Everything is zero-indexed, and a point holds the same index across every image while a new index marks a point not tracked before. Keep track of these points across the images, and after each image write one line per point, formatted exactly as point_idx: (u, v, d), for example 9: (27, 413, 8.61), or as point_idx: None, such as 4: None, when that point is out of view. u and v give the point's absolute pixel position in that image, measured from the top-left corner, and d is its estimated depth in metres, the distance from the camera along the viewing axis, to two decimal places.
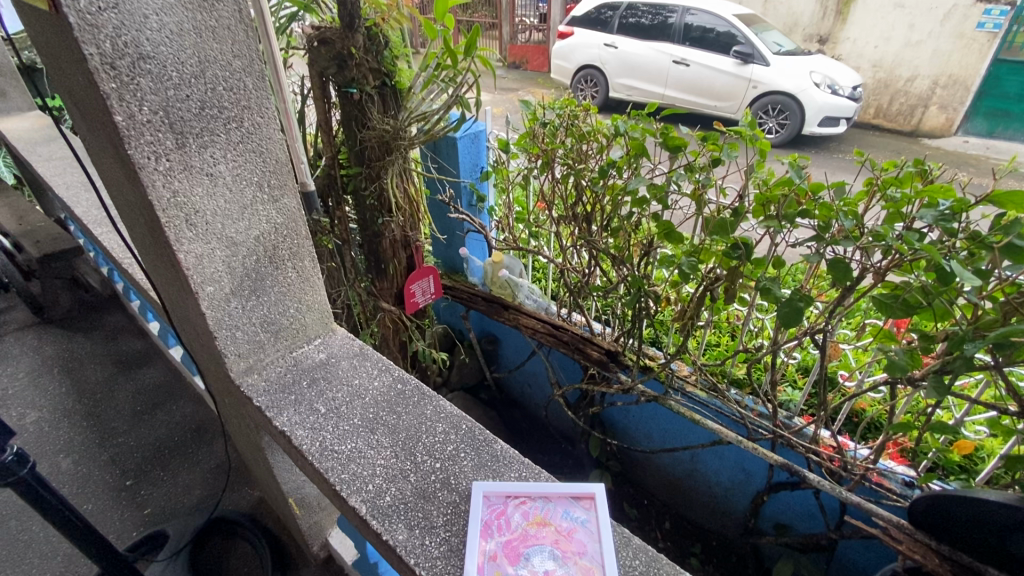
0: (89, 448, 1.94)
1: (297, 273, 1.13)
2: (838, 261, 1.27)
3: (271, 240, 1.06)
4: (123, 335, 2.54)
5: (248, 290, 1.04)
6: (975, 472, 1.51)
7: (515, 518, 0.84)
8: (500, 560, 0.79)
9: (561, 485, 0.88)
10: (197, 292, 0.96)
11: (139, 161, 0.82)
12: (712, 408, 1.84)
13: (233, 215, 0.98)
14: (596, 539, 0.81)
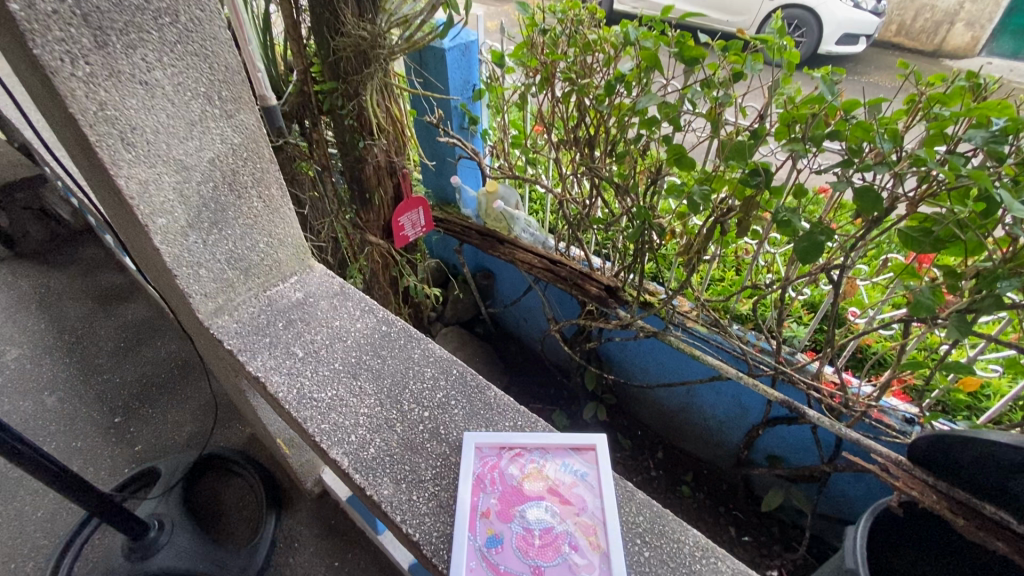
0: (74, 385, 1.89)
1: (263, 202, 1.00)
2: (867, 190, 1.14)
3: (229, 163, 0.93)
4: (101, 269, 2.43)
5: (208, 223, 0.92)
6: (979, 411, 1.50)
7: (510, 473, 0.81)
8: (494, 514, 0.76)
9: (561, 436, 0.85)
10: (146, 225, 0.84)
11: (49, 63, 0.67)
12: (713, 344, 1.78)
13: (179, 133, 0.84)
14: (596, 493, 0.79)
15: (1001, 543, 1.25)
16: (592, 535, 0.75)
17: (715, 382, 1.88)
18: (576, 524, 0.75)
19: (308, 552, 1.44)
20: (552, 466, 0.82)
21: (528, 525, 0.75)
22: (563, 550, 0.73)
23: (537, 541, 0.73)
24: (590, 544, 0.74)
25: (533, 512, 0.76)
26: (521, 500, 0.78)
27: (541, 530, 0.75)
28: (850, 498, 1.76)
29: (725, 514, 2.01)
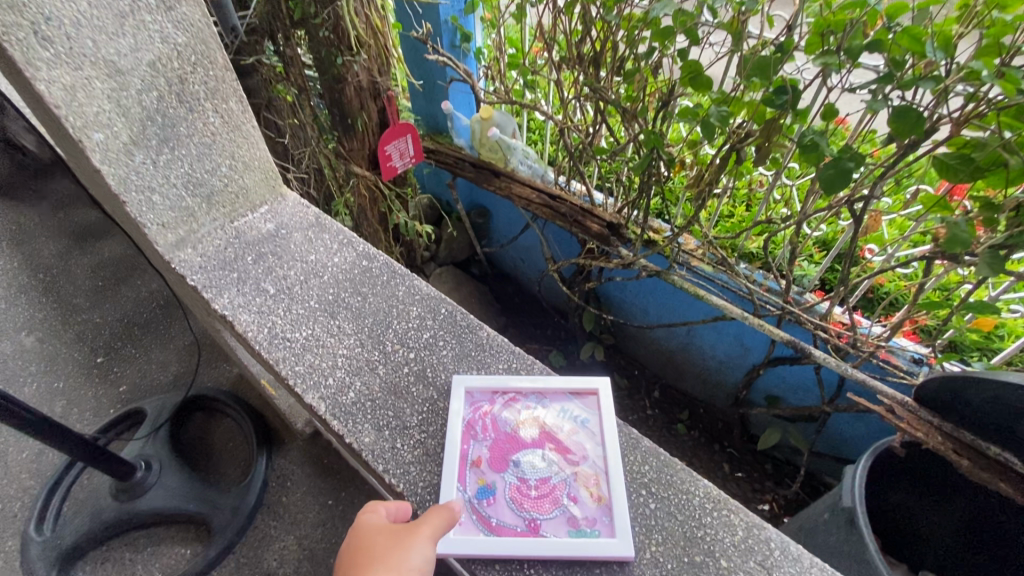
0: (53, 325, 1.82)
1: (220, 117, 0.98)
2: (907, 109, 1.01)
3: (172, 66, 0.88)
4: (74, 205, 2.29)
5: (156, 139, 0.90)
6: (992, 353, 1.45)
7: (504, 424, 0.86)
8: (489, 458, 0.82)
9: (565, 382, 0.91)
10: (81, 137, 0.79)
11: None
12: (718, 283, 1.70)
13: (108, 28, 0.79)
14: (598, 440, 0.84)
15: (1003, 484, 1.23)
16: (593, 482, 0.80)
17: (718, 322, 1.82)
18: (576, 471, 0.81)
19: (302, 491, 1.42)
20: (554, 412, 0.88)
21: (524, 471, 0.81)
22: (563, 499, 0.78)
23: (534, 487, 0.79)
24: (590, 491, 0.79)
25: (530, 458, 0.82)
26: (520, 445, 0.84)
27: (537, 475, 0.80)
28: (848, 437, 1.74)
29: (720, 451, 2.02)
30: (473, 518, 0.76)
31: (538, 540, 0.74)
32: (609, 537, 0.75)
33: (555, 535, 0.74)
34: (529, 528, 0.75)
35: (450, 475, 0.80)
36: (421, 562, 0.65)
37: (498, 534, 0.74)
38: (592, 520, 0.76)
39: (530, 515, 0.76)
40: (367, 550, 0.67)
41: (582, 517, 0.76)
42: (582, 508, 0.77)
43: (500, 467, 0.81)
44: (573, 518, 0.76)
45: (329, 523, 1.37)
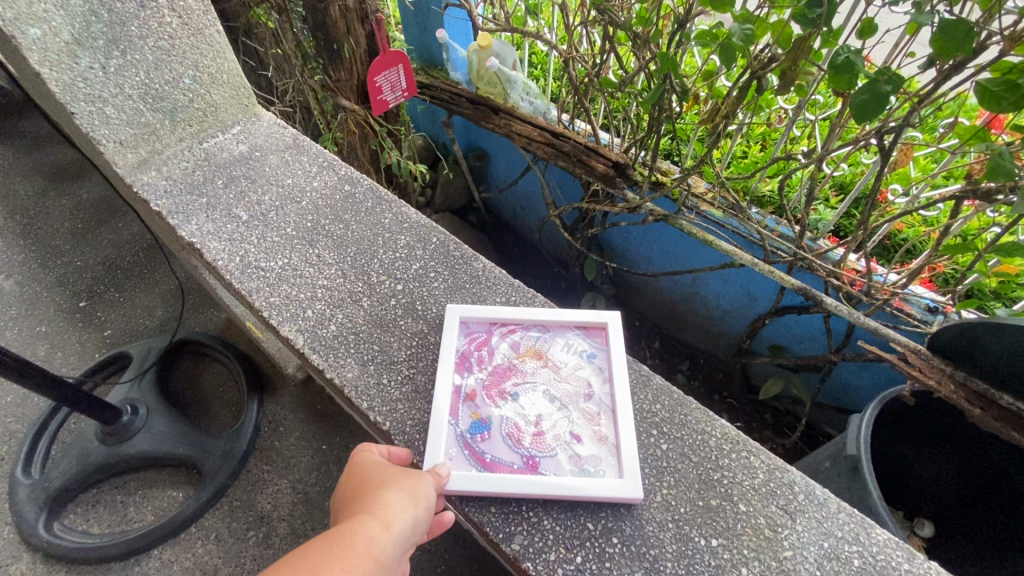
0: (32, 268, 1.74)
1: (179, 19, 0.95)
2: (958, 23, 0.90)
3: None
4: (48, 144, 2.17)
5: (106, 42, 0.88)
6: (1012, 301, 1.39)
7: (500, 358, 0.82)
8: (486, 390, 0.79)
9: (571, 316, 0.87)
10: (13, 33, 0.80)
11: None
12: (727, 229, 1.61)
13: None
14: (605, 377, 0.81)
15: (1015, 433, 1.18)
16: (598, 420, 0.77)
17: (725, 270, 1.75)
18: (579, 408, 0.78)
19: (295, 435, 1.39)
20: (558, 347, 0.85)
21: (524, 405, 0.78)
22: (565, 436, 0.75)
23: (534, 423, 0.76)
24: (596, 427, 0.77)
25: (531, 392, 0.79)
26: (520, 379, 0.81)
27: (538, 410, 0.77)
28: (852, 387, 1.71)
29: (719, 401, 1.99)
30: (466, 451, 0.73)
31: (538, 476, 0.71)
32: (614, 477, 0.72)
33: (554, 472, 0.72)
34: (528, 464, 0.72)
35: (444, 407, 0.77)
36: (429, 494, 0.65)
37: (493, 470, 0.71)
38: (595, 458, 0.74)
39: (529, 451, 0.73)
40: (375, 474, 0.66)
41: (584, 455, 0.74)
42: (585, 445, 0.75)
43: (499, 399, 0.78)
44: (575, 456, 0.73)
45: (323, 467, 1.35)
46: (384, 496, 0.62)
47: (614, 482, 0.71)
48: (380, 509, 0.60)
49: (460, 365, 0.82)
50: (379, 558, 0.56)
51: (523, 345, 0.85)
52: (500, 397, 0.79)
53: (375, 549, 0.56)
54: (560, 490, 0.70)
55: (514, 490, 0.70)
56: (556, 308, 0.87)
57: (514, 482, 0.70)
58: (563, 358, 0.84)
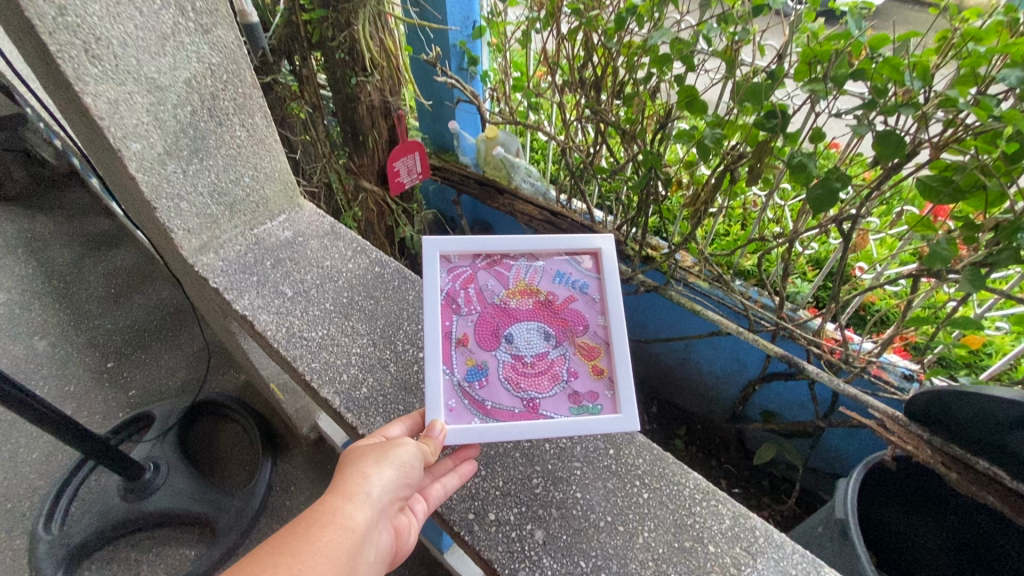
0: (66, 331, 1.86)
1: (246, 131, 1.11)
2: (890, 134, 1.07)
3: (206, 85, 1.01)
4: (88, 216, 2.34)
5: (187, 151, 1.02)
6: (980, 369, 1.49)
7: (490, 298, 0.84)
8: (478, 333, 0.82)
9: (561, 245, 0.87)
10: (121, 148, 0.91)
11: None
12: (714, 298, 1.75)
13: (151, 48, 0.91)
14: (598, 309, 0.84)
15: (992, 497, 1.25)
16: (593, 356, 0.83)
17: (715, 337, 1.87)
18: (574, 345, 0.83)
19: (306, 495, 1.45)
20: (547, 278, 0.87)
21: (518, 344, 0.82)
22: (560, 375, 0.81)
23: (530, 364, 0.82)
24: (589, 364, 0.82)
25: (522, 332, 0.83)
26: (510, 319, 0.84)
27: (534, 350, 0.82)
28: (842, 452, 1.78)
29: (717, 466, 2.02)
30: (467, 400, 0.79)
31: (539, 418, 0.77)
32: (610, 412, 0.79)
33: (555, 411, 0.78)
34: (528, 407, 0.78)
35: (439, 354, 0.79)
36: (401, 458, 0.72)
37: (497, 415, 0.77)
38: (594, 394, 0.80)
39: (528, 395, 0.79)
40: (349, 455, 0.74)
41: (580, 393, 0.80)
42: (580, 383, 0.81)
43: (492, 341, 0.82)
44: (574, 393, 0.80)
45: None
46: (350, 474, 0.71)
47: (611, 421, 0.77)
48: (347, 484, 0.68)
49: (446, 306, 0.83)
50: (345, 524, 0.64)
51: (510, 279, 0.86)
52: (493, 341, 0.82)
53: (342, 516, 0.65)
54: (559, 427, 0.76)
55: (516, 431, 0.76)
56: (545, 238, 0.85)
57: (516, 423, 0.77)
58: (553, 290, 0.86)
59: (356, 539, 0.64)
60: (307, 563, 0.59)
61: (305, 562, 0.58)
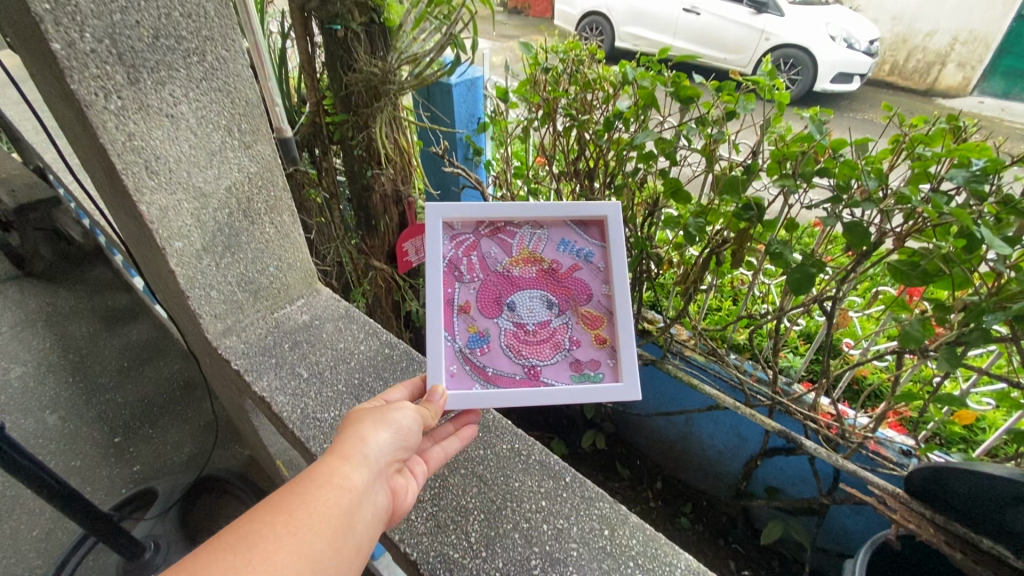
0: (76, 405, 1.90)
1: (274, 228, 1.26)
2: (855, 225, 1.18)
3: (244, 191, 1.17)
4: (108, 290, 2.44)
5: (221, 247, 1.15)
6: (975, 444, 1.50)
7: (494, 266, 0.93)
8: (481, 302, 0.92)
9: (568, 213, 0.93)
10: (165, 246, 1.03)
11: (86, 98, 0.86)
12: (711, 372, 1.80)
13: (200, 163, 1.07)
14: (601, 279, 0.93)
15: None
16: (595, 325, 0.93)
17: (714, 411, 1.89)
18: (576, 314, 0.93)
19: None
20: (550, 247, 0.95)
21: (521, 312, 0.92)
22: (559, 341, 0.92)
23: (533, 333, 0.92)
24: (588, 331, 0.93)
25: (526, 302, 0.93)
26: (514, 288, 0.93)
27: (536, 319, 0.93)
28: (849, 532, 1.75)
29: (725, 547, 1.97)
30: (468, 366, 0.90)
31: (538, 383, 0.89)
32: (608, 380, 0.90)
33: (553, 376, 0.90)
34: (529, 373, 0.90)
35: (443, 320, 0.90)
36: (399, 422, 0.80)
37: (499, 380, 0.89)
38: (596, 363, 0.91)
39: (528, 364, 0.90)
40: (349, 418, 0.81)
41: (582, 360, 0.92)
42: (582, 352, 0.92)
43: (495, 309, 0.93)
44: (574, 361, 0.91)
45: None
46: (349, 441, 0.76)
47: (607, 388, 0.89)
48: (345, 448, 0.74)
49: (450, 273, 0.92)
50: (343, 484, 0.69)
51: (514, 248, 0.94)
52: (496, 309, 0.93)
53: (340, 478, 0.69)
54: (556, 392, 0.88)
55: (515, 394, 0.88)
56: (553, 207, 0.92)
57: (517, 387, 0.89)
58: (556, 258, 0.94)
59: (354, 497, 0.68)
60: (305, 520, 0.63)
61: (303, 519, 0.62)
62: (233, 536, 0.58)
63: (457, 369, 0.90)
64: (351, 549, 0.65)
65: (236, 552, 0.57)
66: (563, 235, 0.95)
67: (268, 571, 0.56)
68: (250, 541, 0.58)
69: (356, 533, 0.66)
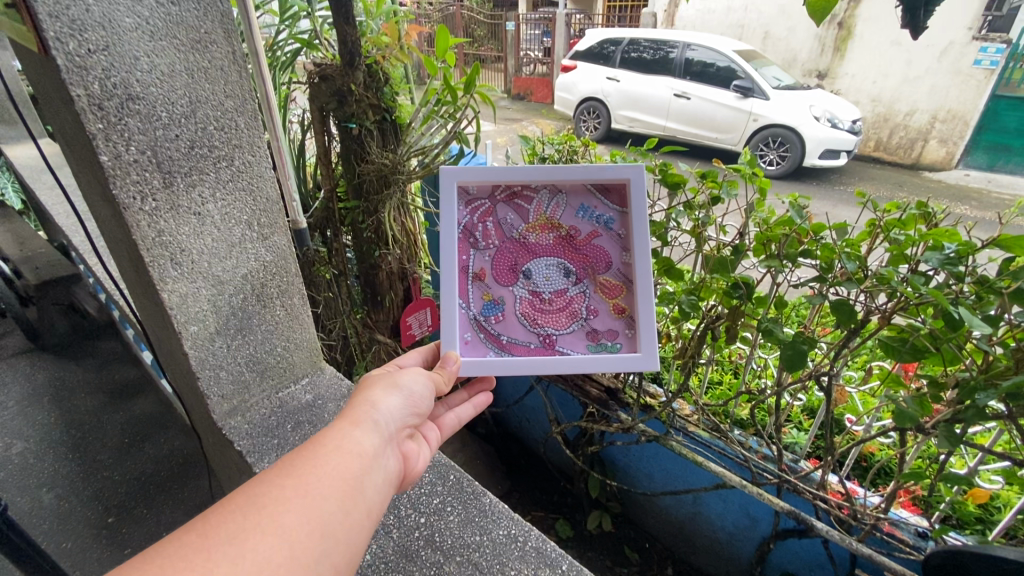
0: (74, 482, 1.88)
1: (284, 310, 1.33)
2: (841, 303, 1.23)
3: (259, 277, 1.26)
4: (116, 364, 2.48)
5: (233, 329, 1.23)
6: (993, 525, 1.45)
7: (512, 233, 1.04)
8: (496, 270, 1.03)
9: (588, 180, 1.02)
10: (181, 330, 1.12)
11: (124, 201, 0.97)
12: (715, 449, 1.77)
13: (220, 254, 1.16)
14: (620, 247, 1.03)
15: None
16: (613, 295, 1.03)
17: (721, 490, 1.84)
18: (593, 283, 1.04)
19: None
20: (567, 214, 1.04)
21: (538, 280, 1.03)
22: (573, 309, 1.03)
23: (550, 301, 1.03)
24: (603, 298, 1.03)
25: (543, 271, 1.04)
26: (532, 257, 1.04)
27: (553, 288, 1.03)
28: None
29: None
30: (482, 333, 1.02)
31: (552, 350, 1.01)
32: (624, 349, 1.01)
33: (566, 345, 1.02)
34: (544, 342, 1.02)
35: (459, 288, 1.02)
36: (407, 389, 0.94)
37: (515, 350, 1.01)
38: (613, 334, 1.02)
39: (543, 334, 1.02)
40: (365, 385, 0.93)
41: (599, 329, 1.03)
42: (599, 321, 1.03)
43: (511, 277, 1.04)
44: (591, 331, 1.02)
45: None
46: (359, 409, 0.85)
47: (621, 357, 0.99)
48: (357, 415, 0.84)
49: (466, 239, 1.03)
50: (355, 449, 0.78)
51: (531, 215, 1.04)
52: (511, 277, 1.04)
53: (354, 444, 0.78)
54: (569, 358, 1.00)
55: (531, 358, 1.00)
56: (570, 175, 1.00)
57: (533, 354, 1.01)
58: (573, 224, 1.04)
59: (364, 462, 0.77)
60: (314, 484, 0.70)
61: (315, 482, 0.70)
62: (244, 500, 0.66)
63: (471, 336, 1.02)
64: (360, 510, 0.73)
65: (245, 514, 0.64)
66: (581, 201, 1.04)
67: (278, 530, 0.64)
68: (260, 504, 0.66)
69: (365, 495, 0.74)
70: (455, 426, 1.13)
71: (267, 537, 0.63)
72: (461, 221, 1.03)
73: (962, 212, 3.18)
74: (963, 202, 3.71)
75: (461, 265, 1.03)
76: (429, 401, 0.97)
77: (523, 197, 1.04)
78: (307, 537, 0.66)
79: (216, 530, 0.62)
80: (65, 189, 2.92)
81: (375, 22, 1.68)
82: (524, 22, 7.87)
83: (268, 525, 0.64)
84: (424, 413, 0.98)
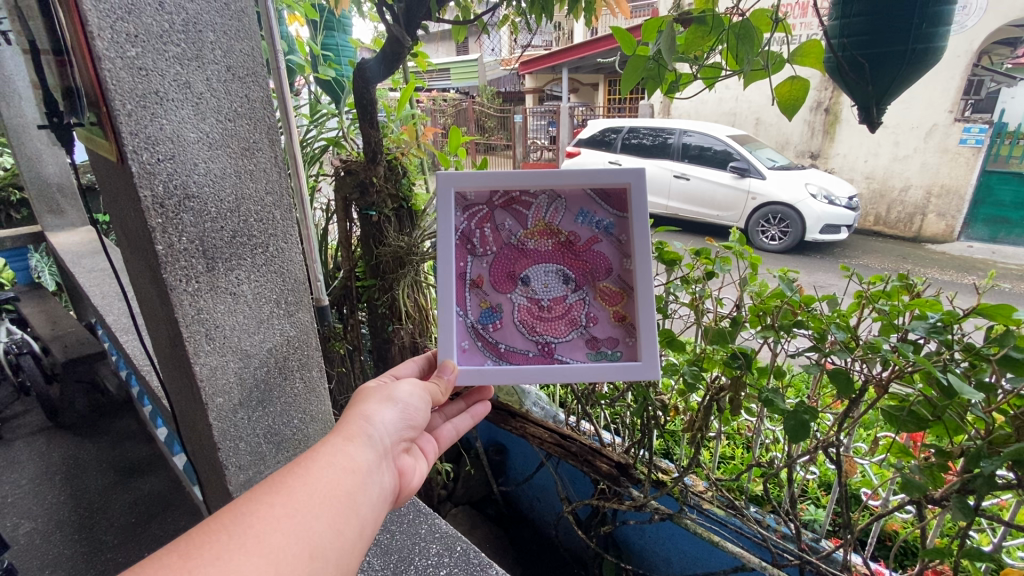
0: (77, 564, 1.85)
1: (304, 382, 1.40)
2: (838, 372, 1.26)
3: (282, 351, 1.34)
4: (130, 441, 2.51)
5: (255, 401, 1.29)
6: None
7: (510, 239, 1.10)
8: (495, 278, 1.10)
9: (587, 189, 1.07)
10: (208, 402, 1.19)
11: (172, 283, 1.08)
12: (732, 528, 1.70)
13: (250, 329, 1.25)
14: (620, 253, 1.08)
15: None
16: (613, 302, 1.09)
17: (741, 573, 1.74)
18: (591, 290, 1.09)
19: None
20: (566, 220, 1.09)
21: (537, 287, 1.10)
22: (572, 314, 1.09)
23: (549, 308, 1.09)
24: (602, 304, 1.09)
25: (542, 278, 1.09)
26: (531, 263, 1.10)
27: (554, 295, 1.09)
28: None
29: None
30: (479, 342, 1.08)
31: (551, 358, 1.07)
32: (625, 358, 1.06)
33: (565, 354, 1.07)
34: (544, 352, 1.08)
35: (458, 297, 1.08)
36: (400, 401, 1.01)
37: (514, 358, 1.07)
38: (613, 342, 1.08)
39: (540, 344, 1.08)
40: (359, 398, 1.00)
41: (599, 337, 1.08)
42: (598, 329, 1.09)
43: (510, 285, 1.10)
44: (589, 339, 1.08)
45: None
46: (355, 424, 0.92)
47: (622, 366, 1.05)
48: (351, 430, 0.91)
49: (464, 248, 1.09)
50: (345, 463, 0.84)
51: (530, 221, 1.10)
52: (508, 285, 1.10)
53: (348, 461, 0.85)
54: (569, 364, 1.05)
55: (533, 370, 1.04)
56: (570, 181, 1.05)
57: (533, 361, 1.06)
58: (572, 230, 1.09)
59: (358, 480, 0.83)
60: (303, 501, 0.75)
61: (306, 499, 0.75)
62: (231, 520, 0.69)
63: (469, 345, 1.08)
64: (351, 527, 0.78)
65: (231, 534, 0.67)
66: (580, 207, 1.10)
67: (264, 549, 0.67)
68: (247, 524, 0.69)
69: (355, 513, 0.79)
70: (452, 438, 1.24)
71: (253, 556, 0.66)
72: (459, 227, 1.09)
73: (940, 279, 3.47)
74: (968, 273, 3.77)
75: (459, 272, 1.09)
76: (424, 414, 1.05)
77: (521, 203, 1.10)
78: (296, 556, 0.69)
79: (197, 550, 0.64)
80: (101, 272, 3.10)
81: (394, 124, 1.94)
82: (531, 115, 8.47)
83: (255, 544, 0.67)
84: (420, 425, 1.06)
